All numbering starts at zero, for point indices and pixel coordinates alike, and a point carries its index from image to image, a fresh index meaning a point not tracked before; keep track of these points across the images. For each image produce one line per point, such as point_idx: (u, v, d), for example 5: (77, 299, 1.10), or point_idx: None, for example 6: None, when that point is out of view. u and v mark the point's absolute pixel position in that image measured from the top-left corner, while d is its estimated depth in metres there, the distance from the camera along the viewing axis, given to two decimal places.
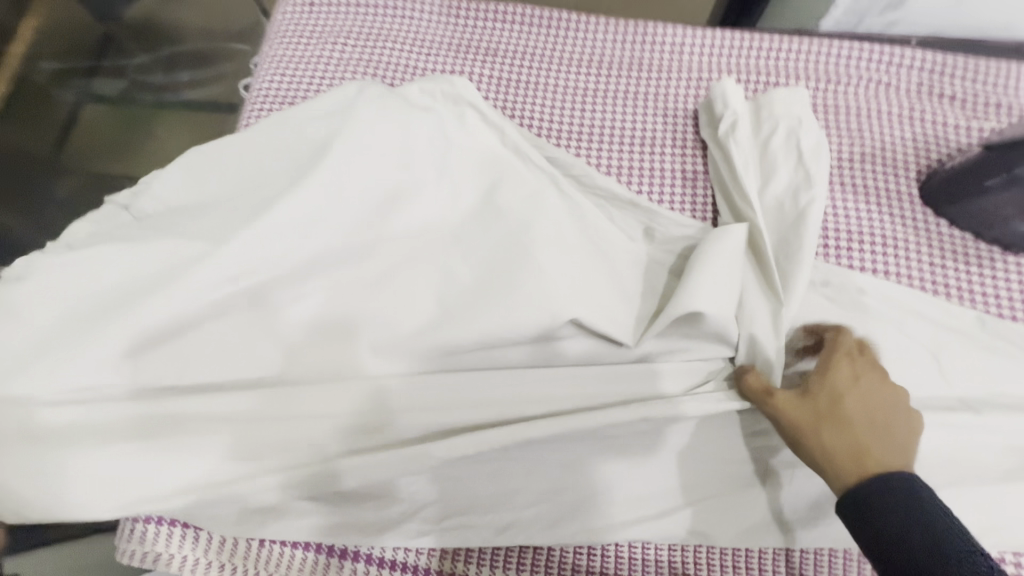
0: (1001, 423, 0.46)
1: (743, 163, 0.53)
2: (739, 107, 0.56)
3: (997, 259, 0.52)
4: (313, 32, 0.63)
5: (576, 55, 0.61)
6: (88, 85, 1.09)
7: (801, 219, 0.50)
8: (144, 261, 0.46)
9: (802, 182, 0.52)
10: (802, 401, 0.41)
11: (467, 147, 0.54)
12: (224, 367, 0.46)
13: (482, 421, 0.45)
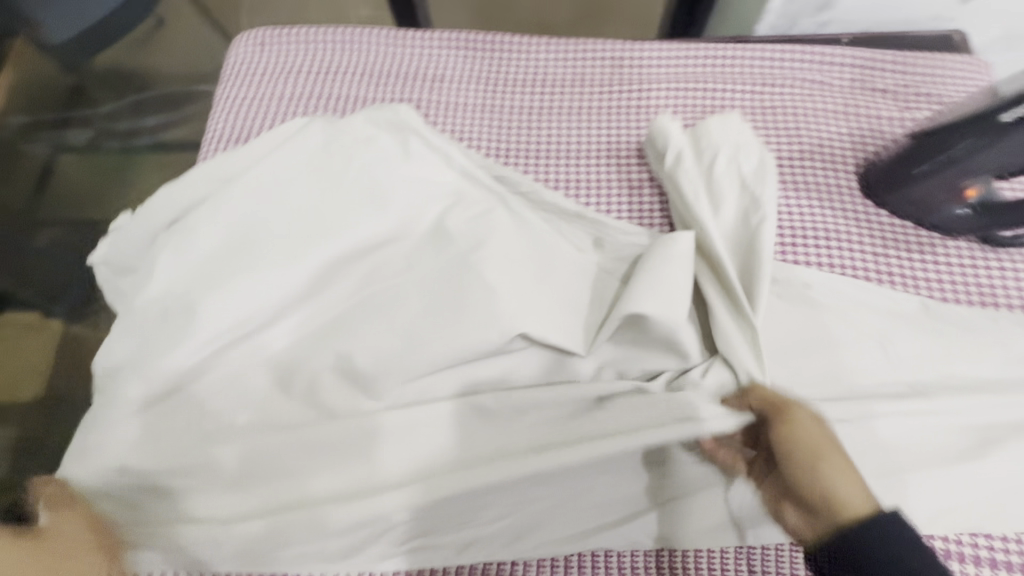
0: (954, 405, 0.47)
1: (692, 194, 0.52)
2: (678, 140, 0.55)
3: (938, 243, 0.53)
4: (264, 69, 0.64)
5: (519, 75, 0.63)
6: (58, 136, 1.11)
7: (756, 242, 0.49)
8: (151, 314, 0.50)
9: (751, 205, 0.51)
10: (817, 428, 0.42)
11: (414, 172, 0.55)
12: (210, 403, 0.49)
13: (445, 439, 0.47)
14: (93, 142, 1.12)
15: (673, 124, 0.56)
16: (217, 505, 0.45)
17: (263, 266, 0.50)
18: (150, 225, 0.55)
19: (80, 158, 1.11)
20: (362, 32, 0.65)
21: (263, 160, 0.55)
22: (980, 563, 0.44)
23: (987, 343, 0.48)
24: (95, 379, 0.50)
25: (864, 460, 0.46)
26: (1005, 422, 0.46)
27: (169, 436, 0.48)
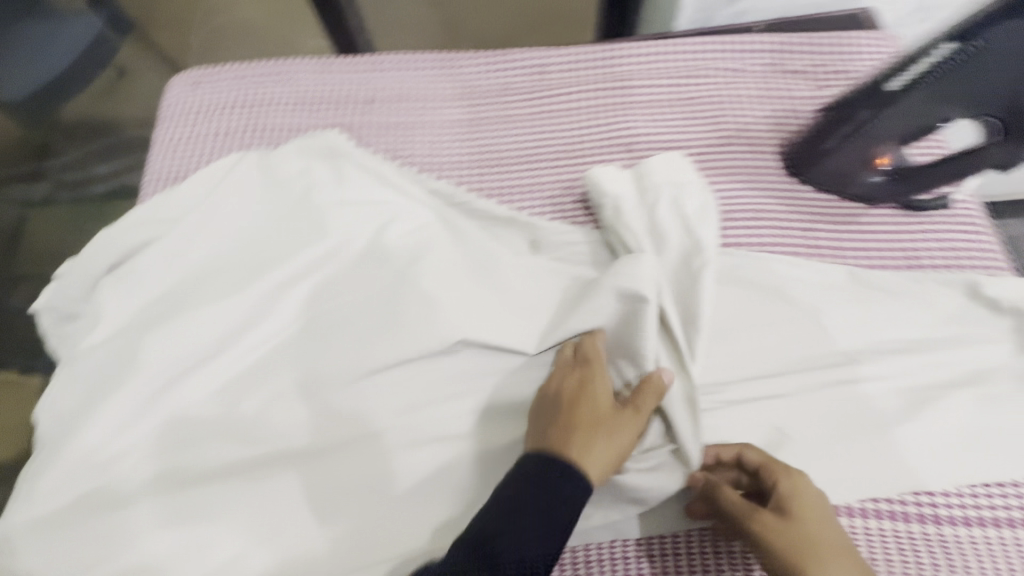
0: (884, 368, 0.48)
1: (635, 231, 0.53)
2: (618, 185, 0.55)
3: (863, 213, 0.54)
4: (197, 106, 0.65)
5: (448, 90, 0.64)
6: (22, 193, 1.12)
7: (697, 285, 0.50)
8: (86, 359, 0.50)
9: (693, 247, 0.52)
10: (789, 528, 0.40)
11: (347, 193, 0.56)
12: (154, 441, 0.49)
13: (398, 453, 0.49)
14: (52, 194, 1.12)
15: (613, 169, 0.56)
16: (173, 541, 0.46)
17: (206, 297, 0.52)
18: (85, 268, 0.54)
19: (40, 211, 1.11)
20: (291, 61, 0.66)
21: (201, 196, 0.56)
22: (923, 521, 0.45)
23: (913, 305, 0.50)
24: (37, 428, 0.50)
25: (803, 433, 0.47)
26: (935, 380, 0.47)
27: (111, 478, 0.47)
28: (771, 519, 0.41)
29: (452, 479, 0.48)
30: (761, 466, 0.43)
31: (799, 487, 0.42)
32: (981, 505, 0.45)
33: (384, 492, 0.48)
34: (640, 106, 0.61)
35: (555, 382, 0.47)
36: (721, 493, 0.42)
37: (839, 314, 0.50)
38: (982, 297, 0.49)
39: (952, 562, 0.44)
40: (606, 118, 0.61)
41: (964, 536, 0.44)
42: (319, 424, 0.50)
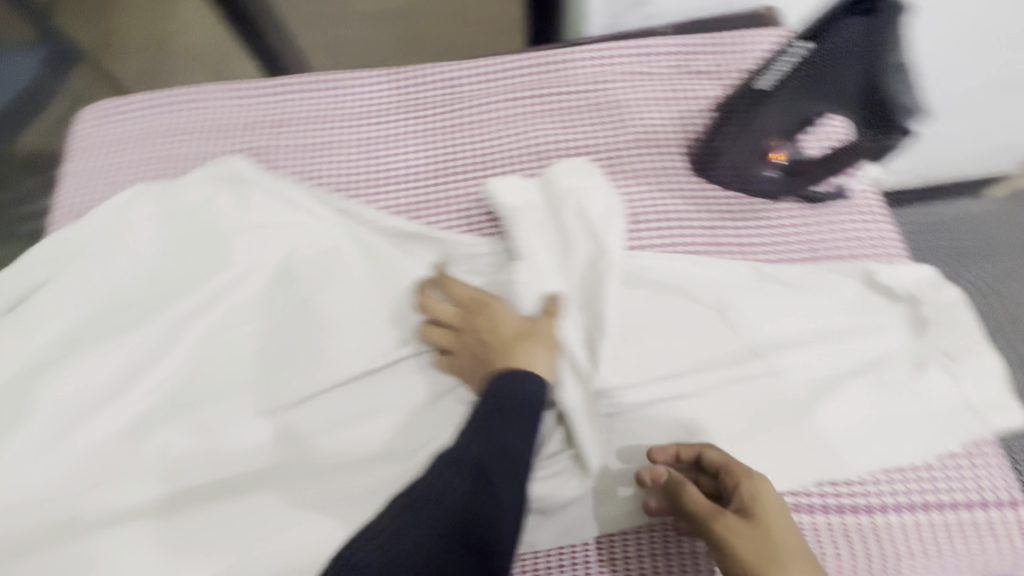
0: (786, 361, 0.48)
1: (540, 240, 0.53)
2: (522, 195, 0.55)
3: (766, 209, 0.55)
4: (105, 138, 0.64)
5: (358, 107, 0.64)
6: None
7: (602, 290, 0.50)
8: None
9: (599, 251, 0.52)
10: (751, 532, 0.38)
11: (254, 219, 0.56)
12: (62, 483, 0.48)
13: (313, 475, 0.50)
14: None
15: (517, 180, 0.56)
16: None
17: (111, 332, 0.52)
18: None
19: None
20: (200, 86, 0.66)
21: (106, 231, 0.56)
22: (846, 511, 0.45)
23: (811, 298, 0.50)
24: None
25: (710, 432, 0.47)
26: (834, 370, 0.48)
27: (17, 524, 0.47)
28: (734, 523, 0.39)
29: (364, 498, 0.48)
30: (722, 468, 0.42)
31: (763, 491, 0.40)
32: (906, 491, 0.45)
33: (297, 516, 0.48)
34: (547, 113, 0.61)
35: (459, 327, 0.51)
36: (685, 492, 0.41)
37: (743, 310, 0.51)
38: (876, 287, 0.50)
39: (854, 551, 0.44)
40: (514, 127, 0.61)
41: (866, 524, 0.44)
42: (234, 452, 0.50)
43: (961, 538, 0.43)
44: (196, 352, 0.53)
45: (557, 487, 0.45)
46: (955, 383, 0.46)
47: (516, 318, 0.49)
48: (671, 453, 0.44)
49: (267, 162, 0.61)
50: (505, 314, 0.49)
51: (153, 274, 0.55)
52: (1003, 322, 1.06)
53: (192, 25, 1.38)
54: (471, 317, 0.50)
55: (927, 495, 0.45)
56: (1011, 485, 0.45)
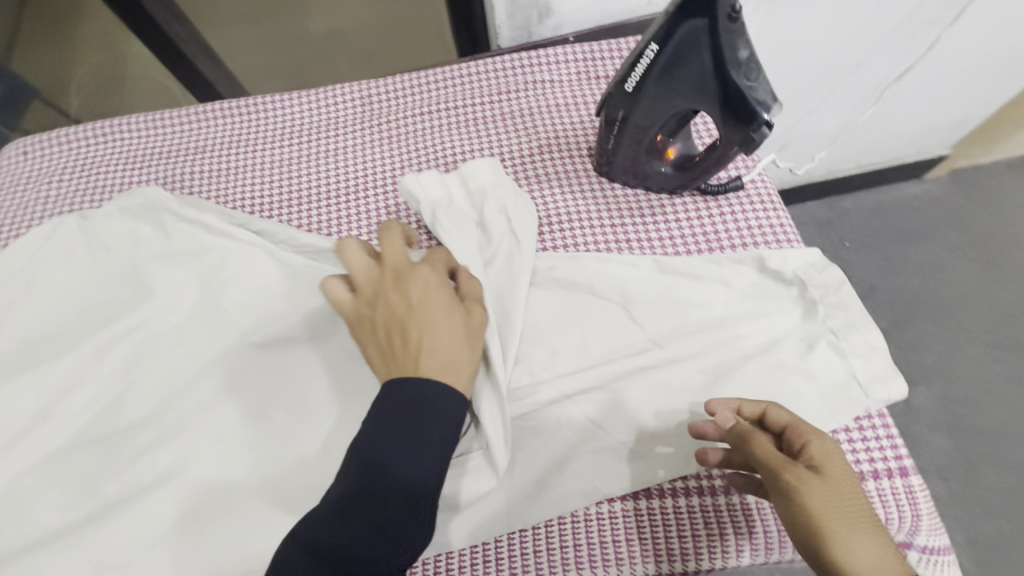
0: (686, 349, 0.50)
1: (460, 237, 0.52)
2: (438, 188, 0.55)
3: (667, 202, 0.57)
4: (30, 175, 0.66)
5: (277, 131, 0.66)
6: None
7: (516, 283, 0.52)
8: None
9: (514, 246, 0.54)
10: (823, 486, 0.35)
11: (167, 243, 0.57)
12: None
13: (225, 496, 0.48)
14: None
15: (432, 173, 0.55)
16: None
17: (28, 364, 0.52)
18: None
19: None
20: (121, 120, 0.68)
21: (22, 265, 0.56)
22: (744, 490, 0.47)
23: (710, 287, 0.52)
24: None
25: (617, 422, 0.48)
26: (733, 355, 0.49)
27: None
28: (803, 474, 0.36)
29: (276, 517, 0.47)
30: (789, 427, 0.40)
31: (832, 453, 0.37)
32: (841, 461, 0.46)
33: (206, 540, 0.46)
34: (457, 127, 0.64)
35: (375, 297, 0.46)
36: (753, 441, 0.39)
37: (645, 302, 0.52)
38: (768, 272, 0.52)
39: (755, 529, 0.46)
40: (426, 142, 0.64)
41: (764, 503, 0.47)
42: (137, 482, 0.49)
43: None
44: (107, 378, 0.52)
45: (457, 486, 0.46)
46: (841, 358, 0.49)
47: (447, 298, 0.45)
48: (734, 408, 0.43)
49: (187, 189, 0.63)
50: (443, 316, 0.43)
51: (68, 304, 0.55)
52: (943, 299, 1.09)
53: (148, 65, 1.42)
54: (406, 291, 0.45)
55: None
56: (903, 453, 0.46)
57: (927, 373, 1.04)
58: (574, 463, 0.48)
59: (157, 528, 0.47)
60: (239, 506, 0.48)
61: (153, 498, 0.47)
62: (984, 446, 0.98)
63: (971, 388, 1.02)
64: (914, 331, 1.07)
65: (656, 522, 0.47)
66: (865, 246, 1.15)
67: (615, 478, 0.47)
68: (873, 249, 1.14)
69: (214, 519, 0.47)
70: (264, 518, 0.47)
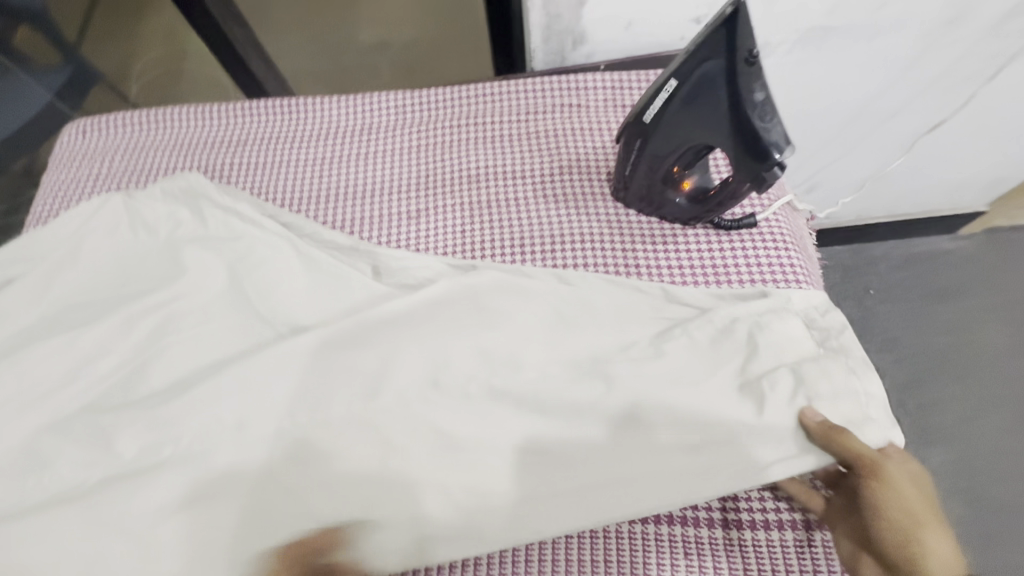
0: (689, 377, 0.49)
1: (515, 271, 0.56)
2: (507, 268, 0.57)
3: (680, 233, 0.58)
4: (86, 154, 0.71)
5: (315, 131, 0.70)
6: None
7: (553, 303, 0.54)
8: None
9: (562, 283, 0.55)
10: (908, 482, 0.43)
11: (203, 227, 0.60)
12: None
13: (221, 471, 0.50)
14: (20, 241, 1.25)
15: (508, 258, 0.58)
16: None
17: (66, 328, 0.56)
18: None
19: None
20: (176, 108, 0.73)
21: (70, 237, 0.60)
22: (726, 526, 0.49)
23: (734, 330, 0.51)
24: None
25: (615, 450, 0.48)
26: (731, 390, 0.48)
27: None
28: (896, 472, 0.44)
29: (270, 495, 0.49)
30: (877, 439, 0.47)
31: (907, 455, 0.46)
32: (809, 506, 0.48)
33: (201, 509, 0.48)
34: (483, 141, 0.67)
35: None
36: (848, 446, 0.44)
37: (663, 339, 0.51)
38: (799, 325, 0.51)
39: (732, 562, 0.48)
40: (453, 153, 0.66)
41: (747, 539, 0.48)
42: (141, 445, 0.50)
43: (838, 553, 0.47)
44: (135, 350, 0.55)
45: (443, 484, 0.48)
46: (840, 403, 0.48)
47: None
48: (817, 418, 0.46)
49: (227, 178, 0.67)
50: None
51: (108, 274, 0.59)
52: (967, 359, 1.06)
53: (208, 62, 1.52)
54: None
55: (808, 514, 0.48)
56: None
57: (947, 433, 1.01)
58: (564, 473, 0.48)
59: (152, 492, 0.48)
60: (238, 480, 0.49)
61: (157, 464, 0.50)
62: (1004, 515, 0.94)
63: (992, 454, 0.98)
64: (936, 388, 1.04)
65: (638, 545, 0.49)
66: (891, 296, 1.12)
67: (608, 495, 0.47)
68: (898, 300, 1.12)
69: (210, 491, 0.49)
70: (263, 501, 0.49)
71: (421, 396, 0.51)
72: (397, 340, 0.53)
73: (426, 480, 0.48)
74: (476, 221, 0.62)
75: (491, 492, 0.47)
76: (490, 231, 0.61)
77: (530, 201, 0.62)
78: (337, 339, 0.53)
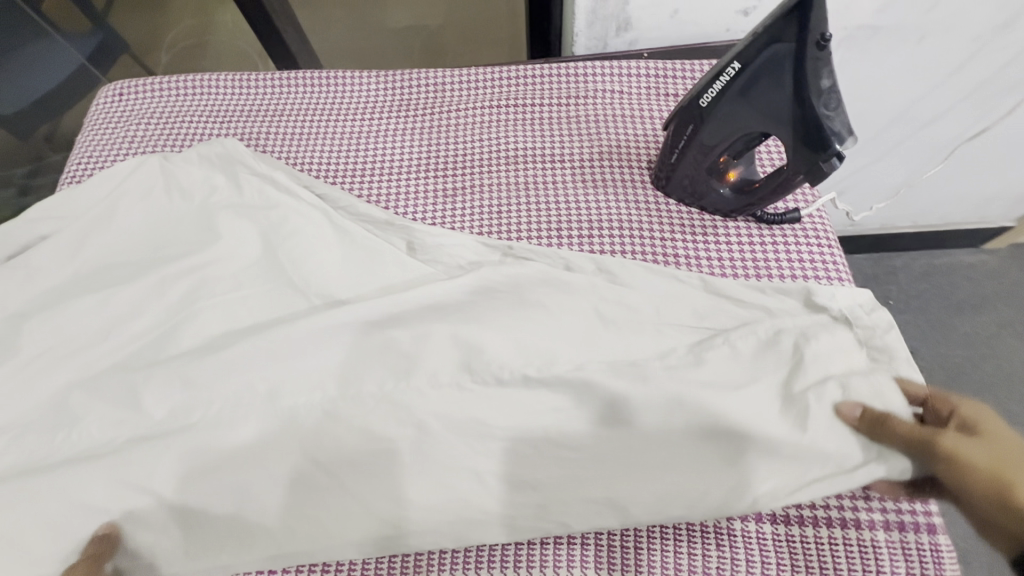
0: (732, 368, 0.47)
1: (555, 257, 0.56)
2: (546, 252, 0.57)
3: (720, 224, 0.58)
4: (121, 115, 0.71)
5: (352, 105, 0.70)
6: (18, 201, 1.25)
7: (592, 286, 0.53)
8: None
9: (603, 272, 0.55)
10: (977, 441, 0.41)
11: (237, 195, 0.60)
12: (12, 412, 0.50)
13: (244, 440, 0.48)
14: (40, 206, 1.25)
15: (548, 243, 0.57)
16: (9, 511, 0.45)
17: (101, 286, 0.56)
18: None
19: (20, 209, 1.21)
20: (213, 76, 0.72)
21: (105, 196, 0.60)
22: (762, 520, 0.46)
23: (779, 342, 0.48)
24: None
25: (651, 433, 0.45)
26: (773, 376, 0.47)
27: None
28: (958, 437, 0.41)
29: (295, 464, 0.47)
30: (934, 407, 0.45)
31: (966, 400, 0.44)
32: (853, 506, 0.46)
33: (221, 473, 0.47)
34: (522, 123, 0.66)
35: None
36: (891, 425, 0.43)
37: (702, 347, 0.48)
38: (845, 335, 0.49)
39: (768, 558, 0.45)
40: (490, 133, 0.66)
41: (782, 535, 0.46)
42: (172, 406, 0.50)
43: (877, 556, 0.44)
44: (165, 313, 0.54)
45: (474, 462, 0.46)
46: None
47: None
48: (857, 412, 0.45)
49: (262, 147, 0.67)
50: None
51: (141, 236, 0.58)
52: (988, 373, 1.04)
53: (235, 39, 1.52)
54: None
55: (845, 511, 0.46)
56: (933, 510, 0.45)
57: None
58: (602, 458, 0.46)
59: (177, 454, 0.47)
60: (263, 448, 0.48)
61: (185, 426, 0.49)
62: None
63: None
64: None
65: (669, 535, 0.47)
66: (911, 308, 1.12)
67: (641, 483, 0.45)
68: (918, 313, 1.11)
69: (234, 458, 0.48)
70: (280, 470, 0.47)
71: (455, 369, 0.49)
72: (432, 316, 0.52)
73: (457, 458, 0.46)
74: (514, 202, 0.61)
75: (523, 473, 0.46)
76: (528, 213, 0.61)
77: (568, 186, 0.62)
78: (371, 312, 0.52)
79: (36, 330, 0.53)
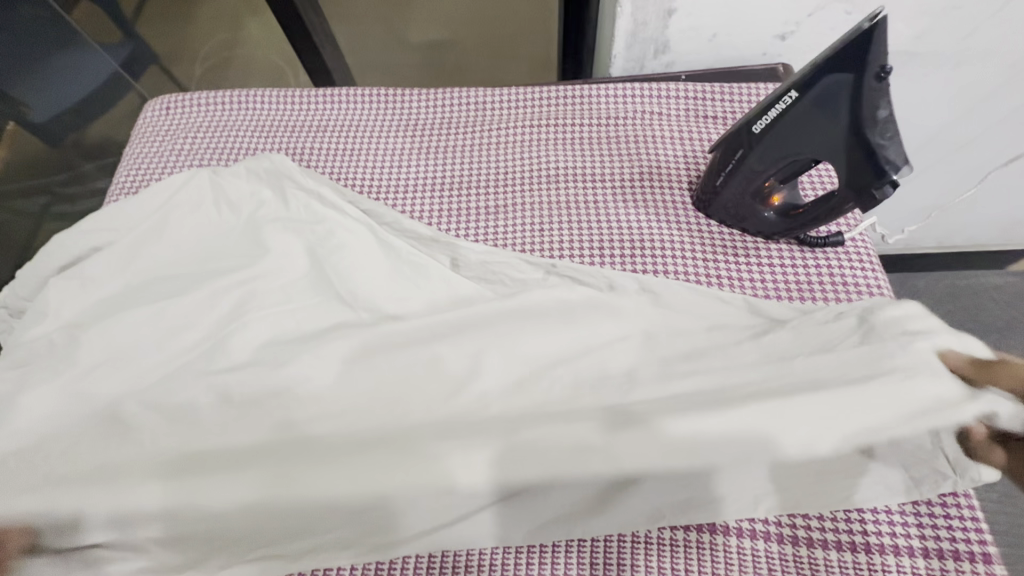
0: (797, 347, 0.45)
1: (599, 275, 0.57)
2: (589, 271, 0.57)
3: (762, 246, 0.58)
4: (168, 129, 0.73)
5: (395, 123, 0.71)
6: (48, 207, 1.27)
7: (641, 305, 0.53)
8: (35, 339, 0.55)
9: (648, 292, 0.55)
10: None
11: (286, 210, 0.61)
12: (63, 421, 0.51)
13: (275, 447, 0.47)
14: (77, 214, 1.28)
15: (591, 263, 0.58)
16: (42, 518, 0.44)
17: (151, 298, 0.57)
18: (54, 262, 0.59)
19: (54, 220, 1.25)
20: (259, 92, 0.74)
21: (158, 208, 0.61)
22: (812, 545, 0.46)
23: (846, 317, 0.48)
24: None
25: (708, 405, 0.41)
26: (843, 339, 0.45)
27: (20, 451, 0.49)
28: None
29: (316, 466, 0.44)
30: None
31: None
32: (907, 535, 0.45)
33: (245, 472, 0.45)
34: (562, 143, 0.67)
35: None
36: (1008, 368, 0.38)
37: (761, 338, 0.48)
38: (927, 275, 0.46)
39: None
40: (531, 152, 0.67)
41: (833, 560, 0.45)
42: (220, 416, 0.50)
43: None
44: (215, 323, 0.55)
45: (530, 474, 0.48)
46: None
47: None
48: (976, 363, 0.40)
49: (307, 162, 0.68)
50: None
51: (192, 251, 0.59)
52: None
53: (264, 51, 1.56)
54: None
55: (897, 539, 0.45)
56: (987, 539, 0.45)
57: None
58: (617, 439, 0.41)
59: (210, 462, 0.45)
60: (284, 452, 0.46)
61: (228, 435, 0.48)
62: None
63: None
64: None
65: (719, 557, 0.46)
66: None
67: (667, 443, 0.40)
68: None
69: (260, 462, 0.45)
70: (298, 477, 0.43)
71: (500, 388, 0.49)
72: (477, 333, 0.52)
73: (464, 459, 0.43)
74: (555, 221, 0.62)
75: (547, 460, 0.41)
76: (570, 232, 0.61)
77: (609, 205, 0.63)
78: (417, 329, 0.53)
79: (88, 338, 0.54)
